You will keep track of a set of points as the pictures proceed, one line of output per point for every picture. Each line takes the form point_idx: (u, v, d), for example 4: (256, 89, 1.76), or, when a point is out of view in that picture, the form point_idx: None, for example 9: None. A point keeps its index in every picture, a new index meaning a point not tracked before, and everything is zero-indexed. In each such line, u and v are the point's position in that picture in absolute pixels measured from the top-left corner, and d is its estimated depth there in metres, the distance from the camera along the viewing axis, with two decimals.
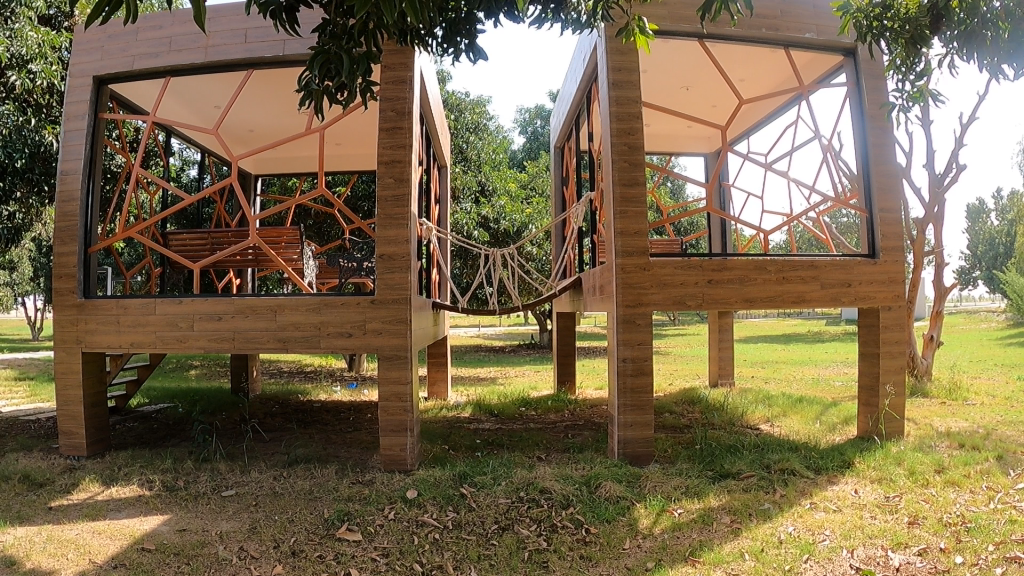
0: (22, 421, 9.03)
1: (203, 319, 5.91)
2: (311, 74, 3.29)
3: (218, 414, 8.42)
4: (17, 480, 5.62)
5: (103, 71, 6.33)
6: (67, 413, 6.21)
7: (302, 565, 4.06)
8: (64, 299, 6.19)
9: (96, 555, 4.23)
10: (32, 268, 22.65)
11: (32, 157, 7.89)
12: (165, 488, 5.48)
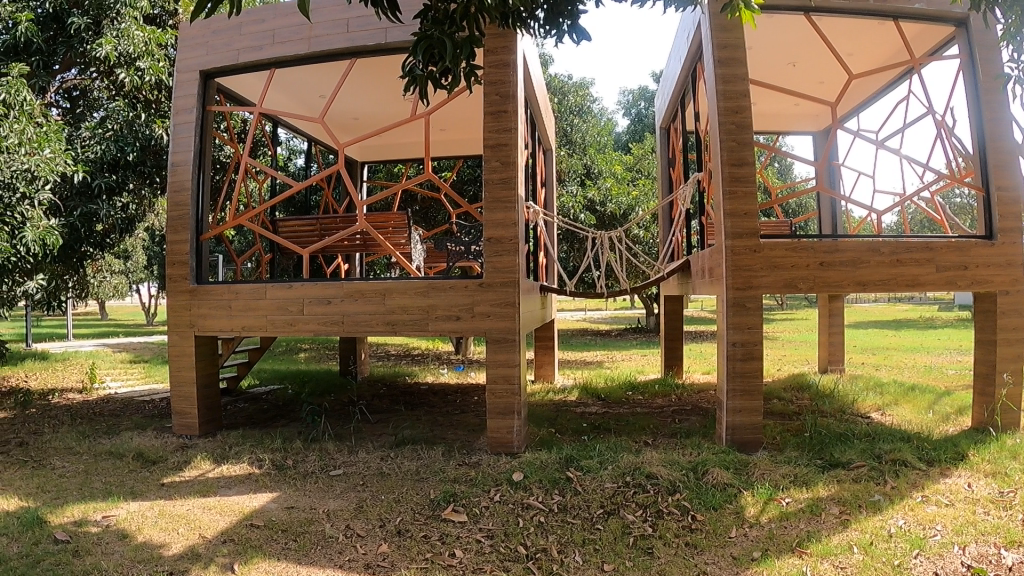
0: (138, 401, 9.50)
1: (312, 303, 6.07)
2: (416, 60, 3.31)
3: (327, 395, 8.68)
4: (138, 460, 5.93)
5: (208, 65, 6.57)
6: (181, 394, 6.49)
7: (409, 544, 4.14)
8: (177, 285, 6.47)
9: (206, 530, 4.41)
10: (145, 257, 23.76)
11: (144, 151, 8.32)
12: (274, 466, 5.67)
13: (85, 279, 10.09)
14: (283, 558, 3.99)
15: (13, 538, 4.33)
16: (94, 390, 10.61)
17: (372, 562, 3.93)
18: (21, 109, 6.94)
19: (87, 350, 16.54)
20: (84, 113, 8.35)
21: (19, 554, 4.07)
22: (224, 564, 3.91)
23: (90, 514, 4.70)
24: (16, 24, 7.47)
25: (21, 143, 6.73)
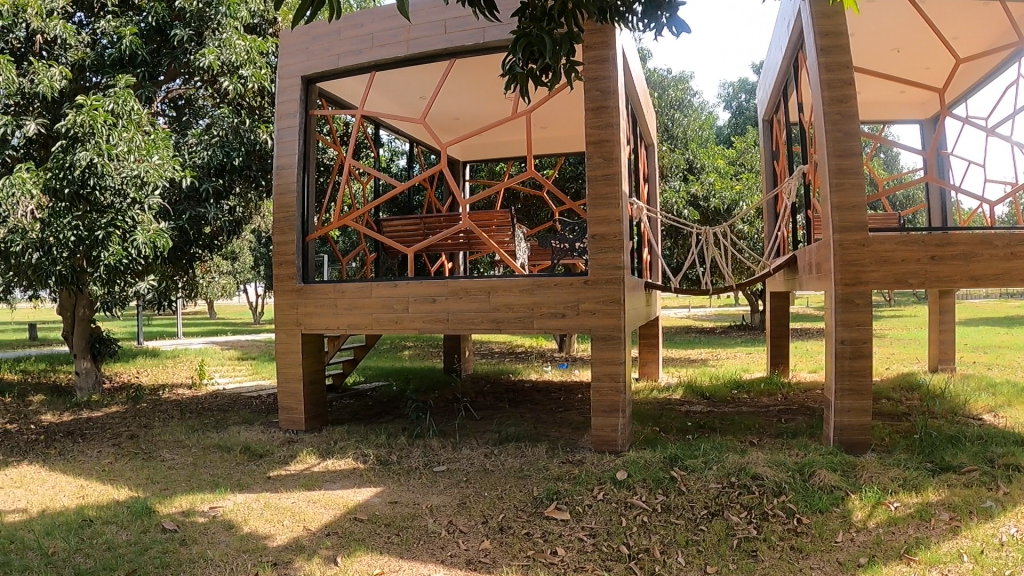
0: (246, 396, 9.85)
1: (418, 301, 6.17)
2: (516, 58, 3.31)
3: (432, 392, 8.84)
4: (247, 455, 6.15)
5: (309, 71, 6.75)
6: (288, 390, 6.69)
7: (511, 541, 4.16)
8: (284, 285, 6.69)
9: (310, 522, 4.54)
10: (253, 258, 24.66)
11: (250, 155, 8.56)
12: (378, 462, 5.78)
13: (195, 282, 10.46)
14: (384, 551, 4.06)
15: (124, 526, 4.56)
16: (203, 385, 11.07)
17: (474, 558, 3.96)
18: (130, 119, 7.31)
19: (198, 347, 17.26)
20: (190, 121, 8.73)
21: (129, 542, 4.29)
22: (327, 556, 4.01)
23: (198, 504, 4.91)
24: (122, 38, 7.91)
25: (131, 150, 7.08)
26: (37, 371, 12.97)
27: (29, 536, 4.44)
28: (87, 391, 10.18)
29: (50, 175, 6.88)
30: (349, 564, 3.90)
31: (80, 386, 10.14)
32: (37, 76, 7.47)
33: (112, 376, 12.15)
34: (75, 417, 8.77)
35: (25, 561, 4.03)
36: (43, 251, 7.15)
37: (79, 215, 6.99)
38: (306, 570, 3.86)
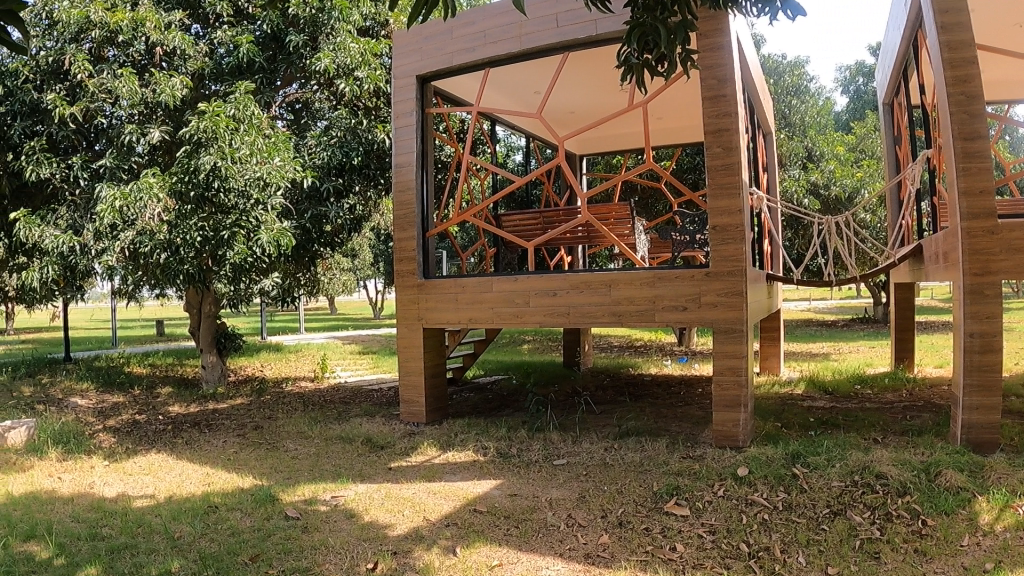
0: (367, 389, 10.16)
1: (538, 295, 6.22)
2: (631, 49, 3.30)
3: (552, 386, 8.89)
4: (368, 447, 6.34)
5: (424, 70, 6.88)
6: (409, 383, 6.85)
7: (629, 536, 4.14)
8: (406, 280, 6.86)
9: (430, 513, 4.64)
10: (372, 255, 25.39)
11: (368, 154, 8.78)
12: (498, 454, 5.86)
13: (315, 278, 10.82)
14: (503, 543, 4.11)
15: (248, 513, 4.79)
16: (324, 378, 11.49)
17: (592, 552, 3.96)
18: (251, 122, 7.61)
19: (320, 341, 17.90)
20: (309, 123, 9.09)
21: (253, 528, 4.49)
22: (446, 546, 4.09)
23: (320, 493, 5.10)
24: (240, 47, 8.31)
25: (253, 153, 7.40)
26: (166, 365, 13.71)
27: (159, 520, 4.71)
28: (213, 384, 10.65)
29: (178, 180, 7.34)
30: (467, 555, 3.97)
31: (206, 379, 10.63)
32: (159, 87, 7.93)
33: (237, 370, 12.70)
34: (201, 409, 9.23)
35: (154, 543, 4.28)
36: (171, 252, 7.53)
37: (205, 216, 7.40)
38: (424, 559, 3.95)
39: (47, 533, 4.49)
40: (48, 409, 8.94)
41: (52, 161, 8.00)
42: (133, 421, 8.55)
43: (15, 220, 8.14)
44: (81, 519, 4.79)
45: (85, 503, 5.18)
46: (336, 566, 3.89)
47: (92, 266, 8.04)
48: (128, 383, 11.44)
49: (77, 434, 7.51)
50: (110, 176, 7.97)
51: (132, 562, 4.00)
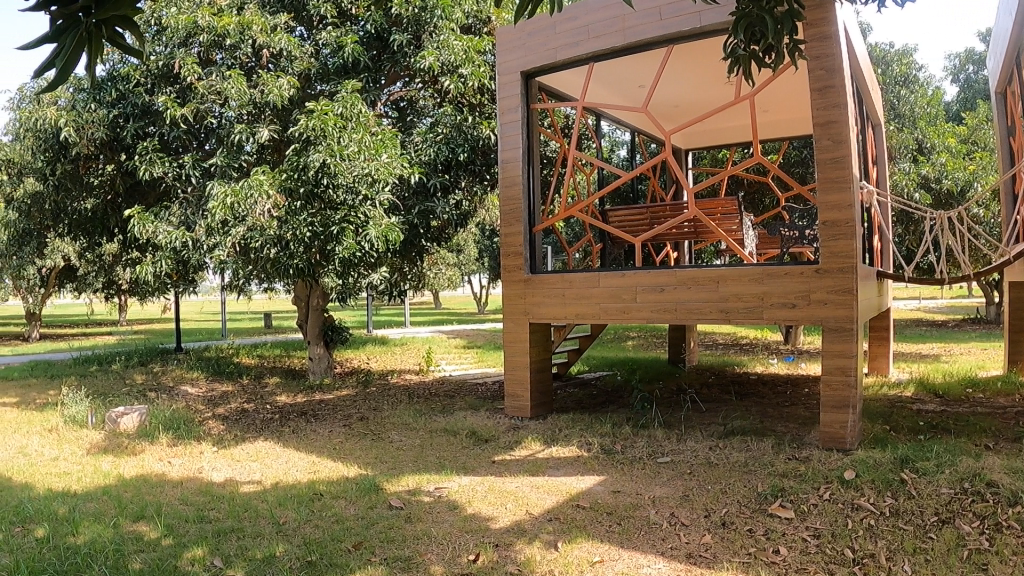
0: (472, 383, 10.44)
1: (646, 291, 6.32)
2: (737, 40, 3.36)
3: (657, 383, 8.96)
4: (471, 442, 6.57)
5: (528, 65, 7.04)
6: (514, 378, 7.03)
7: (732, 536, 4.20)
8: (513, 275, 7.06)
9: (532, 507, 4.81)
10: (477, 251, 25.86)
11: (473, 151, 9.01)
12: (602, 450, 5.98)
13: (422, 273, 11.10)
14: (604, 539, 4.23)
15: (353, 501, 5.06)
16: (429, 370, 11.85)
17: (694, 552, 4.03)
18: (358, 120, 7.94)
19: (426, 335, 18.40)
20: (414, 121, 9.39)
21: (357, 516, 4.75)
22: (547, 541, 4.24)
23: (423, 484, 5.34)
24: (344, 47, 8.70)
25: (361, 151, 7.65)
26: (275, 356, 14.36)
27: (265, 506, 5.02)
28: (318, 374, 11.14)
29: (286, 176, 7.90)
30: (568, 550, 4.10)
31: (312, 369, 11.13)
32: (267, 87, 8.31)
33: (344, 361, 13.20)
34: (308, 399, 9.66)
35: (259, 528, 4.58)
36: (281, 246, 8.07)
37: (313, 210, 7.85)
38: (523, 552, 4.11)
39: (154, 513, 4.87)
40: (161, 398, 9.55)
41: (164, 160, 8.50)
42: (242, 409, 9.04)
43: (132, 217, 8.65)
44: (191, 502, 5.15)
45: (195, 487, 5.57)
46: (438, 557, 4.09)
47: (204, 260, 8.54)
48: (237, 373, 12.05)
49: (187, 421, 8.02)
50: (220, 175, 8.41)
51: (238, 545, 4.30)
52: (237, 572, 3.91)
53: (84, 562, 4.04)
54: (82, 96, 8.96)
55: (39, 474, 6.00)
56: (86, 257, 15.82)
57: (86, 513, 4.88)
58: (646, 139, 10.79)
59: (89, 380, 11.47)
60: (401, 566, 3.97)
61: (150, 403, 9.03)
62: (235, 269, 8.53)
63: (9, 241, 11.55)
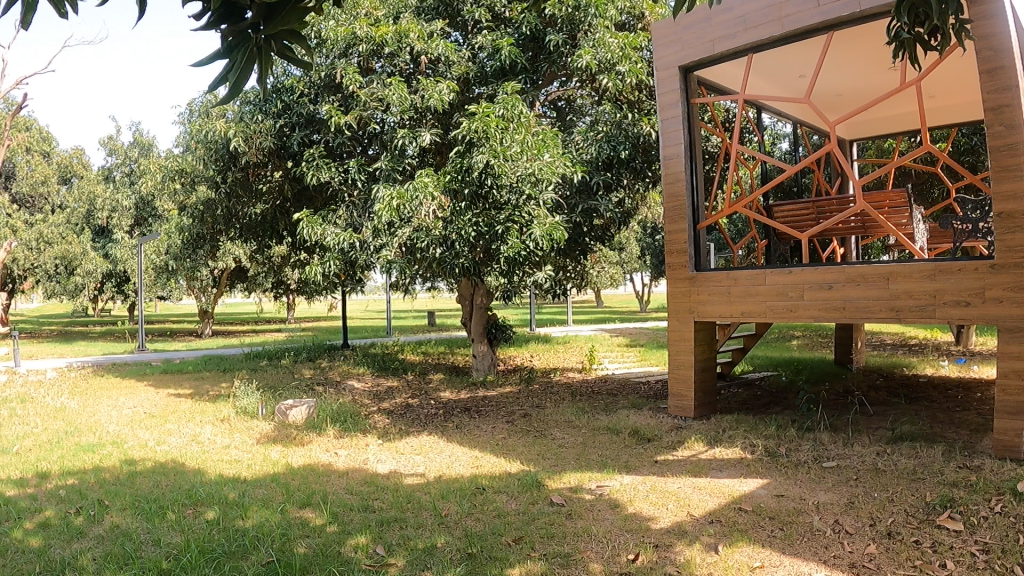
0: (634, 381, 10.42)
1: (813, 288, 6.03)
2: (900, 23, 2.83)
3: (822, 384, 8.61)
4: (632, 444, 6.53)
5: (686, 60, 6.85)
6: (678, 376, 7.05)
7: (897, 547, 3.94)
8: (678, 273, 6.97)
9: (695, 509, 4.72)
10: (638, 248, 25.70)
11: (635, 149, 8.71)
12: (767, 453, 5.91)
13: (585, 270, 11.00)
14: (766, 544, 4.07)
15: (514, 496, 5.11)
16: (592, 369, 11.86)
17: (858, 562, 3.81)
18: (519, 121, 7.91)
19: (587, 333, 18.51)
20: (574, 120, 9.38)
21: (518, 511, 4.79)
22: (708, 543, 4.13)
23: (586, 482, 5.37)
24: (501, 50, 8.71)
25: (523, 151, 7.70)
26: (437, 353, 14.76)
27: (428, 498, 5.14)
28: (482, 372, 11.38)
29: (451, 178, 7.99)
30: (728, 554, 3.97)
31: (477, 367, 11.39)
32: (428, 92, 8.52)
33: (507, 359, 13.36)
34: (471, 395, 9.88)
35: (420, 519, 4.68)
36: (446, 247, 8.12)
37: (479, 212, 7.90)
38: (685, 554, 4.02)
39: (320, 501, 5.08)
40: (327, 392, 10.03)
41: (329, 166, 8.86)
42: (405, 404, 9.36)
43: (302, 222, 8.98)
44: (355, 491, 5.35)
45: (359, 477, 5.78)
46: (597, 555, 4.04)
47: (371, 261, 8.76)
48: (401, 369, 12.47)
49: (354, 414, 8.35)
50: (386, 178, 8.66)
51: (400, 535, 4.41)
52: (400, 562, 4.00)
53: (252, 544, 4.21)
54: (249, 108, 9.51)
55: (211, 460, 6.41)
56: (261, 258, 16.86)
57: (255, 498, 5.14)
58: (809, 131, 10.33)
59: (259, 374, 12.17)
60: (560, 562, 3.95)
61: (319, 396, 9.51)
62: (402, 270, 8.58)
63: (183, 242, 12.30)
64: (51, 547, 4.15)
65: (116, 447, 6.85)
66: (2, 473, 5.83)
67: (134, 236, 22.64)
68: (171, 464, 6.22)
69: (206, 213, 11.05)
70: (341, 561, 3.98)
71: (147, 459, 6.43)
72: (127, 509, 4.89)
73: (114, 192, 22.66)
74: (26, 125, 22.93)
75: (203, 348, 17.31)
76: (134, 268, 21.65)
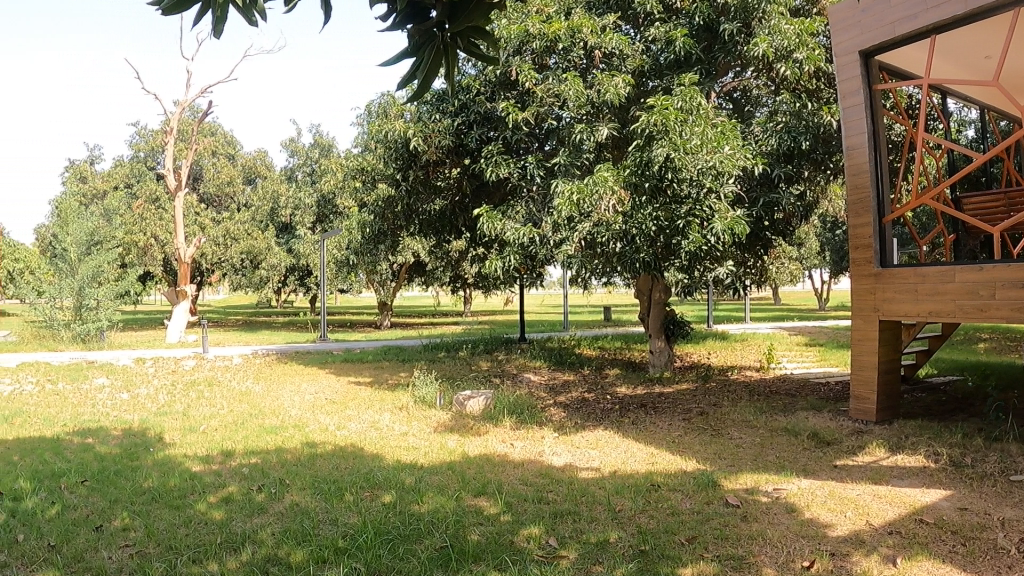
0: (813, 381, 9.97)
1: (1006, 287, 5.53)
2: None
3: (1013, 390, 7.93)
4: (811, 448, 6.25)
5: (866, 44, 6.47)
6: (860, 378, 6.75)
7: None
8: (862, 270, 6.61)
9: (873, 518, 4.47)
10: (817, 244, 24.63)
11: (816, 139, 8.35)
12: (951, 463, 5.50)
13: (764, 269, 10.63)
14: (948, 560, 3.80)
15: (689, 495, 5.03)
16: (771, 369, 11.44)
17: None
18: (697, 112, 7.76)
19: (762, 332, 17.95)
20: (751, 111, 9.17)
21: (692, 510, 4.71)
22: (885, 555, 3.90)
23: (762, 485, 5.21)
24: (675, 41, 8.54)
25: (703, 144, 7.37)
26: (614, 349, 14.69)
27: (603, 493, 5.15)
28: (660, 368, 11.19)
29: (632, 172, 7.70)
30: (907, 568, 3.73)
31: (653, 363, 11.20)
32: (604, 87, 8.46)
33: (684, 356, 13.13)
34: (648, 391, 9.79)
35: (594, 513, 4.69)
36: (626, 241, 7.97)
37: (660, 206, 7.58)
38: (864, 564, 3.81)
39: (494, 491, 5.19)
40: (504, 384, 10.25)
41: (508, 162, 8.92)
42: (582, 398, 9.40)
43: (481, 216, 9.32)
44: (530, 483, 5.44)
45: (535, 469, 5.88)
46: (770, 559, 3.90)
47: (550, 254, 8.99)
48: (577, 364, 12.51)
49: (532, 406, 8.48)
50: (564, 172, 8.68)
51: (572, 528, 4.43)
52: (572, 554, 4.01)
53: (425, 528, 4.36)
54: (427, 108, 9.99)
55: (389, 446, 6.70)
56: (438, 253, 17.55)
57: (429, 485, 5.33)
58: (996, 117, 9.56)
59: (437, 365, 12.57)
60: (733, 565, 3.84)
61: (495, 388, 9.74)
62: (581, 266, 8.61)
63: (364, 238, 12.85)
64: (234, 521, 4.48)
65: (298, 431, 7.29)
66: (191, 450, 6.33)
67: (316, 232, 23.83)
68: (349, 449, 6.55)
69: (387, 211, 11.50)
70: (513, 550, 4.04)
71: (326, 443, 6.81)
72: (305, 489, 5.20)
73: (297, 191, 24.04)
74: (211, 130, 25.02)
75: (383, 339, 18.13)
76: (315, 262, 22.95)
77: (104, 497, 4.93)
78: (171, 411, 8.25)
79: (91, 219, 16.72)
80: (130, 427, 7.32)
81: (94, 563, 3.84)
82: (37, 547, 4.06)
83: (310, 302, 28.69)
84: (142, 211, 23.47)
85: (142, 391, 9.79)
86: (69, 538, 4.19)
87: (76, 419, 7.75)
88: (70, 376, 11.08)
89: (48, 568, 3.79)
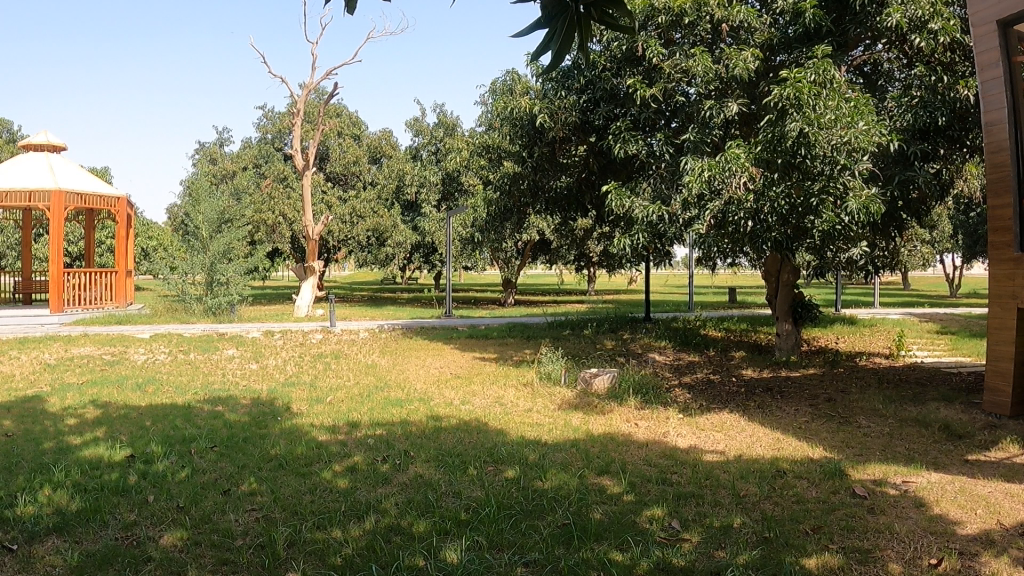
0: (946, 370, 9.50)
1: None
2: None
3: None
4: (941, 440, 5.95)
5: (1006, 12, 5.94)
6: (995, 369, 6.33)
7: None
8: (1003, 253, 6.20)
9: (1006, 517, 4.21)
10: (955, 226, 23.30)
11: (953, 115, 7.89)
12: None
13: (896, 251, 10.11)
14: None
15: (815, 484, 4.87)
16: (901, 356, 10.95)
17: None
18: (831, 86, 7.43)
19: (890, 316, 17.19)
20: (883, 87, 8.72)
21: (818, 499, 4.57)
22: (1018, 557, 3.67)
23: (891, 476, 5.00)
24: (805, 13, 8.20)
25: (838, 119, 7.04)
26: (740, 330, 14.35)
27: (727, 477, 5.05)
28: (787, 352, 10.84)
29: (763, 148, 7.52)
30: None
31: (781, 346, 10.87)
32: (732, 61, 8.21)
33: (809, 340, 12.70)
34: (774, 375, 9.55)
35: (718, 498, 4.61)
36: (757, 220, 7.73)
37: (792, 183, 7.32)
38: (995, 566, 3.60)
39: (618, 470, 5.17)
40: (629, 363, 10.21)
41: (637, 138, 8.82)
42: (707, 380, 9.24)
43: (610, 193, 9.24)
44: (653, 463, 5.40)
45: (658, 450, 5.82)
46: (898, 555, 3.74)
47: (680, 233, 8.76)
48: (703, 344, 12.29)
49: (656, 386, 8.42)
50: (693, 150, 8.44)
51: (696, 511, 4.36)
52: (694, 538, 3.95)
53: (548, 505, 4.40)
54: (553, 85, 10.02)
55: (513, 421, 6.78)
56: (563, 231, 17.57)
57: (553, 462, 5.36)
58: None
59: (560, 342, 12.63)
60: (858, 558, 3.70)
61: (621, 367, 9.71)
62: (711, 245, 8.33)
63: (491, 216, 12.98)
64: (358, 490, 4.64)
65: (422, 404, 7.47)
66: (317, 420, 6.60)
67: (440, 210, 24.37)
68: (473, 423, 6.66)
69: (512, 188, 11.39)
70: (635, 530, 4.02)
71: (451, 416, 6.95)
72: (428, 461, 5.34)
73: (422, 169, 24.49)
74: (336, 111, 25.67)
75: (505, 316, 18.40)
76: (441, 239, 23.46)
77: (232, 462, 5.20)
78: (298, 382, 8.61)
79: (219, 199, 17.51)
80: (259, 396, 7.66)
81: (221, 526, 4.06)
82: (167, 508, 4.32)
83: (433, 279, 29.26)
84: (270, 190, 24.49)
85: (269, 362, 10.24)
86: (198, 501, 4.44)
87: (207, 387, 8.18)
88: (200, 347, 11.69)
89: (178, 528, 4.04)
